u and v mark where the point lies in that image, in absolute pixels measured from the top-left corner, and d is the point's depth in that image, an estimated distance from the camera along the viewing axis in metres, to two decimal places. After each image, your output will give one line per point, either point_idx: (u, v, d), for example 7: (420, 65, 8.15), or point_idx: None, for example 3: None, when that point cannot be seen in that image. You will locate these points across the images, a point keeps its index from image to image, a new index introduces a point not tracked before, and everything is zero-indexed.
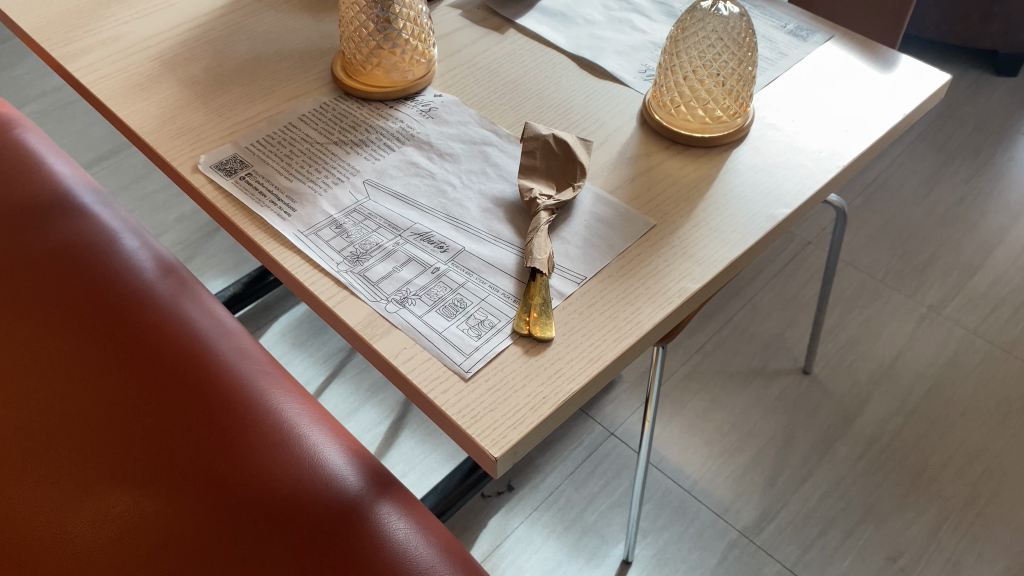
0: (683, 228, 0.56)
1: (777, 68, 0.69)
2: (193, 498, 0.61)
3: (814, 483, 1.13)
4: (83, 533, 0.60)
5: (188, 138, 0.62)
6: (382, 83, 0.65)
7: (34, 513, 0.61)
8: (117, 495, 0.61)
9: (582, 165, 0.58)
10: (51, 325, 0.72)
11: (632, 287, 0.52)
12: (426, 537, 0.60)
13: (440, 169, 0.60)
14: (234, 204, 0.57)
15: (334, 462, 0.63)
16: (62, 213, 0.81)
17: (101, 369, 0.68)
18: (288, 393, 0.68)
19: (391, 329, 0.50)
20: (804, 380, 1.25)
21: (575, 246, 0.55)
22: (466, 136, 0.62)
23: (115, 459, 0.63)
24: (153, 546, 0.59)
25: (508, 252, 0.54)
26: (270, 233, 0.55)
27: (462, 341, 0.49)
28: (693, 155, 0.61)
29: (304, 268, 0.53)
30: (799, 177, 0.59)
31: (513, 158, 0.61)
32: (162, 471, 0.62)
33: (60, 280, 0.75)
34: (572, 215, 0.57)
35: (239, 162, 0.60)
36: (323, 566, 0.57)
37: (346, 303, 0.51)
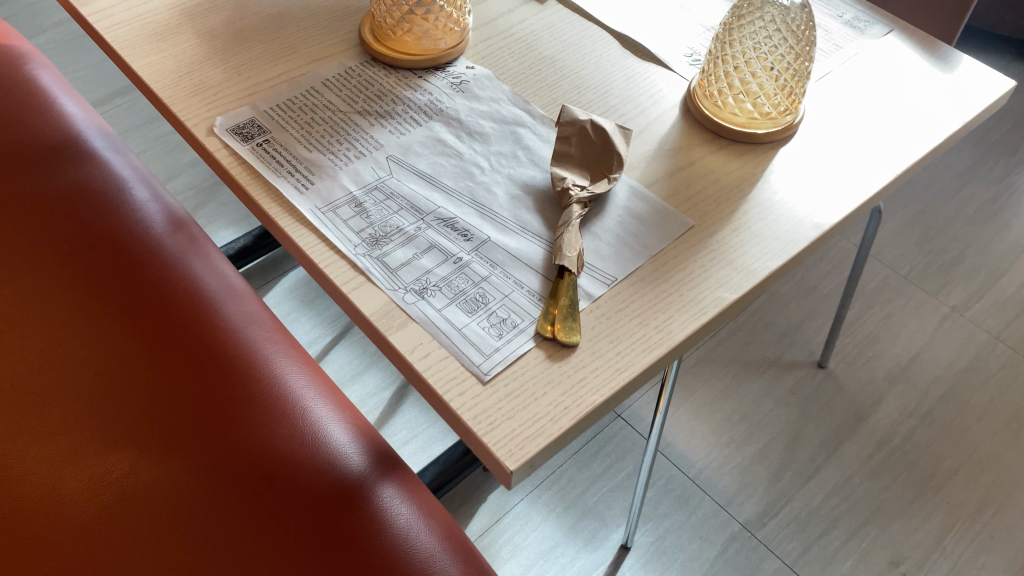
0: (721, 231, 0.53)
1: (832, 61, 0.65)
2: (191, 470, 0.59)
3: (820, 480, 1.11)
4: (78, 499, 0.58)
5: (205, 96, 0.58)
6: (411, 50, 0.62)
7: (31, 470, 0.60)
8: (114, 462, 0.59)
9: (618, 157, 0.54)
10: (56, 273, 0.69)
11: (665, 293, 0.49)
12: (429, 524, 0.58)
13: (469, 149, 0.56)
14: (250, 174, 0.54)
15: (339, 438, 0.61)
16: (68, 158, 0.78)
17: (107, 325, 0.66)
18: (295, 363, 0.66)
19: (408, 322, 0.47)
20: (818, 374, 1.23)
21: (607, 244, 0.52)
22: (497, 114, 0.58)
23: (113, 425, 0.61)
24: (151, 515, 0.57)
25: (536, 244, 0.51)
26: (286, 208, 0.52)
27: (482, 340, 0.47)
28: (738, 151, 0.58)
29: (320, 248, 0.50)
30: (848, 184, 0.56)
31: (547, 143, 0.57)
32: (164, 438, 0.60)
33: (67, 227, 0.72)
34: (606, 209, 0.54)
35: (258, 127, 0.57)
36: (322, 548, 0.55)
37: (362, 290, 0.49)
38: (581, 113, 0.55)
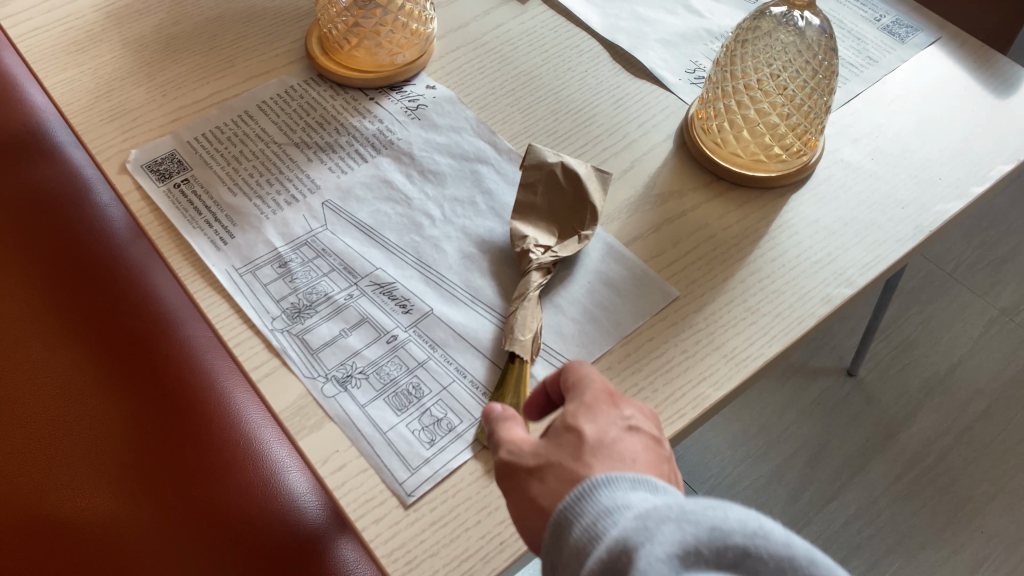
0: (711, 305, 0.44)
1: (862, 80, 0.55)
2: (141, 517, 0.60)
3: (842, 503, 1.03)
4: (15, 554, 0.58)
5: (121, 122, 0.51)
6: (364, 66, 0.53)
7: None
8: (56, 515, 0.59)
9: (593, 208, 0.46)
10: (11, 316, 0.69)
11: (636, 387, 0.41)
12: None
13: (419, 192, 0.48)
14: (162, 223, 0.46)
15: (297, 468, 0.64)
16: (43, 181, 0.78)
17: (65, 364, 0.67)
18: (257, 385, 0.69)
19: (325, 422, 0.40)
20: (847, 383, 1.14)
21: (571, 319, 0.43)
22: (456, 147, 0.50)
23: (57, 472, 0.61)
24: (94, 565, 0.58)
25: (486, 320, 0.43)
26: (198, 268, 0.45)
27: (410, 447, 0.39)
28: (740, 199, 0.48)
29: (232, 321, 0.43)
30: (870, 244, 0.46)
31: (511, 186, 0.49)
32: (122, 468, 0.62)
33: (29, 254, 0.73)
34: (574, 273, 0.45)
35: (177, 162, 0.49)
36: None
37: (276, 377, 0.41)
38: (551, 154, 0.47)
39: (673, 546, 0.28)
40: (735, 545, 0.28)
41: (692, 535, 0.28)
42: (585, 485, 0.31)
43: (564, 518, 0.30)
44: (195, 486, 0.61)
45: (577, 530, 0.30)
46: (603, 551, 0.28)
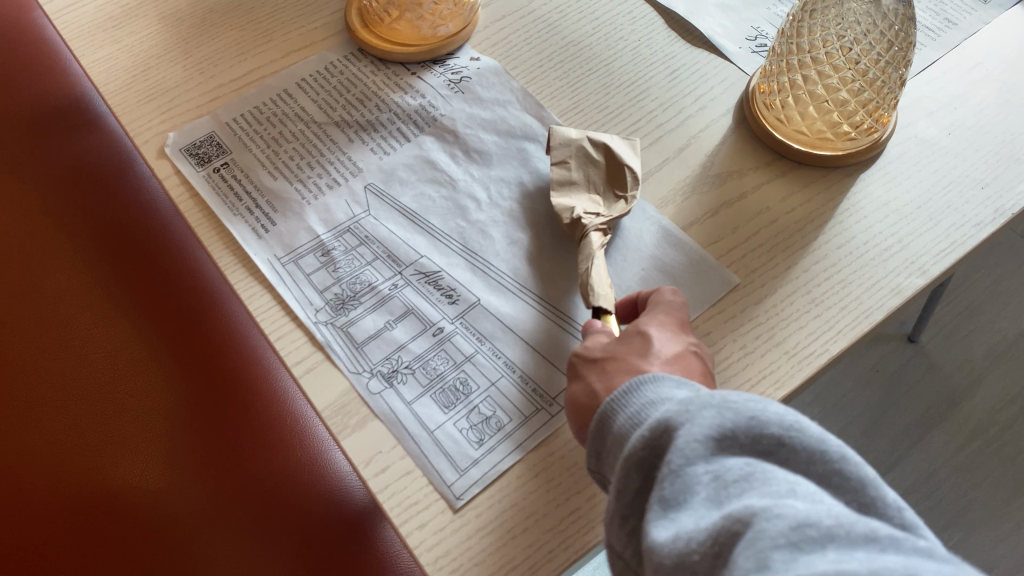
0: (773, 295, 0.41)
1: (939, 45, 0.51)
2: (189, 488, 0.61)
3: (901, 473, 1.01)
4: (69, 519, 0.59)
5: (160, 103, 0.49)
6: (406, 39, 0.51)
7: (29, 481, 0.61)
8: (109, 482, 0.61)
9: (628, 172, 0.44)
10: (63, 289, 0.71)
11: None
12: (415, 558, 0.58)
13: (464, 174, 0.46)
14: (202, 209, 0.45)
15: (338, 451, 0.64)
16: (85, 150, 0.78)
17: (115, 338, 0.68)
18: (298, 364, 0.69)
19: (368, 421, 0.39)
20: (907, 349, 1.10)
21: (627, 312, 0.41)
22: (503, 124, 0.48)
23: (111, 443, 0.63)
24: (144, 534, 0.59)
25: (534, 311, 0.42)
26: (239, 257, 0.43)
27: (458, 447, 0.38)
28: (805, 179, 0.45)
29: (274, 314, 0.42)
30: (946, 226, 0.43)
31: None
32: (170, 441, 0.63)
33: (78, 227, 0.73)
34: (627, 259, 0.43)
35: (216, 145, 0.48)
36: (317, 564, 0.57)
37: (318, 373, 0.40)
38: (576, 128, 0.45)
39: (709, 428, 0.28)
40: (771, 435, 0.28)
41: (729, 419, 0.28)
42: (640, 381, 0.33)
43: (611, 409, 0.33)
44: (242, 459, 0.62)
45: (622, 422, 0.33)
46: (648, 429, 0.30)
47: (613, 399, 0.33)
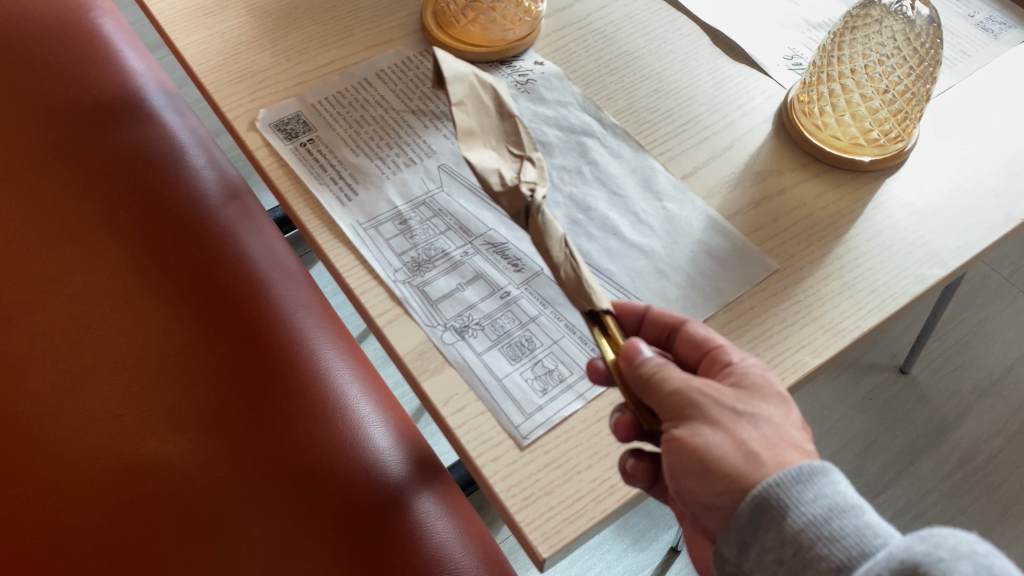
0: (810, 278, 0.46)
1: (956, 73, 0.56)
2: (220, 461, 0.61)
3: (891, 495, 1.05)
4: (104, 486, 0.60)
5: (250, 84, 0.54)
6: (476, 40, 0.56)
7: (67, 443, 0.62)
8: (147, 449, 0.61)
9: (521, 127, 0.42)
10: (101, 263, 0.72)
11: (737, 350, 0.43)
12: (462, 535, 0.59)
13: None
14: (292, 178, 0.49)
15: (375, 442, 0.62)
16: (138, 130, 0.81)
17: (152, 314, 0.69)
18: (334, 353, 0.67)
19: (445, 366, 0.43)
20: (899, 380, 1.15)
21: (675, 286, 0.46)
22: (564, 120, 0.53)
23: (141, 416, 0.63)
24: (177, 503, 0.59)
25: (590, 284, 0.46)
26: (325, 221, 0.48)
27: (524, 394, 0.42)
28: (836, 179, 0.51)
29: (357, 271, 0.46)
30: (961, 227, 0.48)
31: (618, 157, 0.51)
32: (201, 419, 0.63)
33: (122, 208, 0.75)
34: (675, 242, 0.47)
35: (303, 124, 0.52)
36: (357, 544, 0.57)
37: (399, 324, 0.44)
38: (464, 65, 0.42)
39: None
40: None
41: None
42: (816, 486, 0.36)
43: (785, 506, 0.36)
44: (269, 442, 0.61)
45: (797, 518, 0.36)
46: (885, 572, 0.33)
47: (782, 483, 0.36)
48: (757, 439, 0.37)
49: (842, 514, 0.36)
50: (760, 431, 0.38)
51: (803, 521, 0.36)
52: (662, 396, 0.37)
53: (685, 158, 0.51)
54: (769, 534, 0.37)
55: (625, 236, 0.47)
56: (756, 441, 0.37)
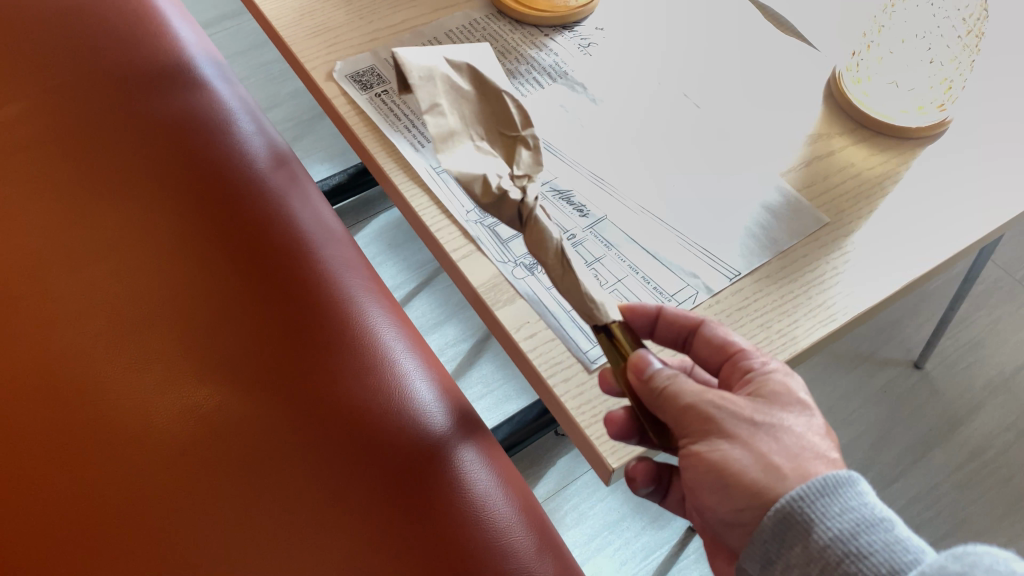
0: (858, 232, 0.52)
1: None
2: (274, 412, 0.68)
3: (903, 485, 1.07)
4: (169, 436, 0.67)
5: (327, 39, 0.57)
6: (541, 6, 0.62)
7: (129, 392, 0.68)
8: (204, 402, 0.68)
9: (497, 106, 0.50)
10: (162, 229, 0.78)
11: (791, 292, 0.49)
12: (499, 485, 0.66)
13: (592, 112, 0.57)
14: (369, 125, 0.52)
15: (421, 397, 0.70)
16: (199, 111, 0.88)
17: (209, 279, 0.75)
18: (382, 313, 0.75)
19: (515, 298, 0.46)
20: (913, 374, 1.18)
21: (728, 229, 0.52)
22: (619, 79, 0.59)
23: (201, 368, 0.70)
24: (237, 447, 0.66)
25: (646, 222, 0.52)
26: (401, 164, 0.51)
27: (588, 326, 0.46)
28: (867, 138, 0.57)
29: (432, 210, 0.49)
30: (988, 198, 0.54)
31: (671, 112, 0.58)
32: (256, 373, 0.70)
33: (175, 183, 0.81)
34: (724, 190, 0.54)
35: (377, 76, 0.55)
36: (405, 493, 0.64)
37: (472, 260, 0.48)
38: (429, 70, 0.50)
39: None
40: None
41: None
42: (839, 504, 0.41)
43: (809, 523, 0.41)
44: (324, 394, 0.69)
45: (821, 534, 0.40)
46: None
47: (808, 504, 0.41)
48: (777, 451, 0.42)
49: (863, 529, 0.40)
50: (781, 443, 0.42)
51: (827, 536, 0.40)
52: (677, 408, 0.42)
53: (732, 118, 0.58)
54: (793, 549, 0.41)
55: (679, 191, 0.53)
56: (776, 454, 0.42)
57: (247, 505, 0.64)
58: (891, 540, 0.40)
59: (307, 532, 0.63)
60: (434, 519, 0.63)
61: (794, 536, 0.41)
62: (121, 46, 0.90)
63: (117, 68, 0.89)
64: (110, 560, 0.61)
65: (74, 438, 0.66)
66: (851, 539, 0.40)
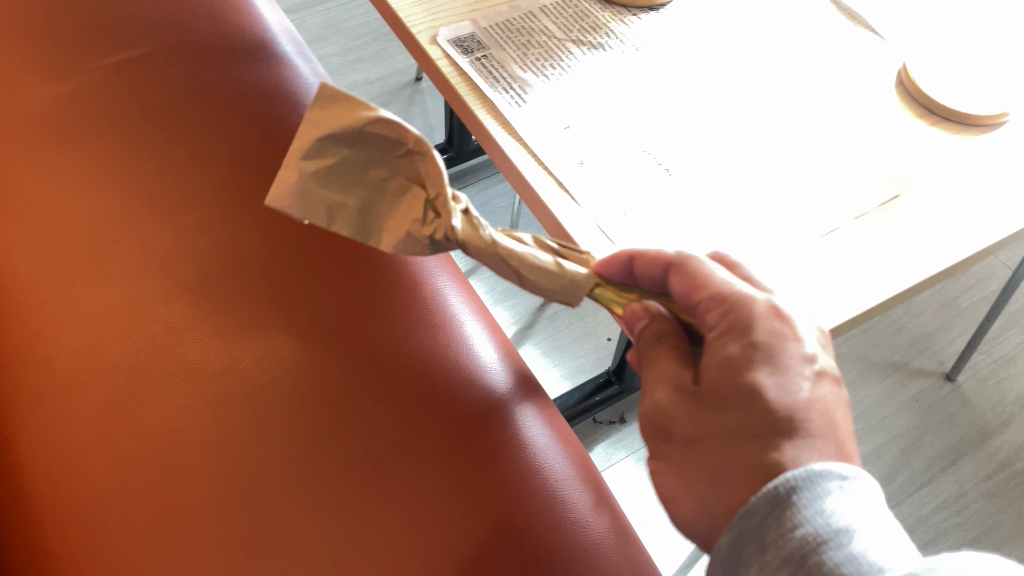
0: (924, 210, 0.58)
1: None
2: (343, 362, 0.70)
3: (933, 490, 1.11)
4: (242, 380, 0.68)
5: (433, 11, 0.69)
6: None
7: (207, 336, 0.70)
8: (278, 348, 0.70)
9: (369, 134, 0.51)
10: (238, 189, 0.81)
11: (871, 248, 0.55)
12: (557, 445, 0.68)
13: (671, 78, 0.66)
14: (470, 83, 0.64)
15: (484, 359, 0.72)
16: (279, 84, 0.92)
17: (285, 234, 0.78)
18: (448, 279, 0.78)
19: (593, 232, 0.56)
20: (945, 385, 1.21)
21: (801, 189, 0.59)
22: (699, 52, 0.69)
23: (276, 316, 0.72)
24: (307, 391, 0.68)
25: (722, 178, 0.60)
26: (499, 117, 0.62)
27: None
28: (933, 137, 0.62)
29: (526, 158, 0.59)
30: None
31: (746, 84, 0.66)
32: (327, 326, 0.72)
33: (255, 147, 0.85)
34: (795, 156, 0.61)
35: (477, 43, 0.67)
36: (467, 443, 0.66)
37: (561, 202, 0.57)
38: (301, 187, 0.50)
39: None
40: None
41: None
42: (789, 522, 0.44)
43: (763, 540, 0.44)
44: (392, 347, 0.71)
45: (774, 550, 0.44)
46: None
47: (762, 521, 0.44)
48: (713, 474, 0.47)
49: (811, 547, 0.43)
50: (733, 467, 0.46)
51: (779, 554, 0.44)
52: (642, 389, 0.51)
53: (800, 100, 0.65)
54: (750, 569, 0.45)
55: (758, 155, 0.61)
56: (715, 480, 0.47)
57: (320, 443, 0.65)
58: (845, 558, 0.42)
59: (380, 479, 0.63)
60: (495, 470, 0.65)
61: (750, 554, 0.45)
62: (212, 19, 0.96)
63: (207, 39, 0.94)
64: (189, 492, 0.62)
65: (154, 376, 0.68)
66: (804, 559, 0.43)
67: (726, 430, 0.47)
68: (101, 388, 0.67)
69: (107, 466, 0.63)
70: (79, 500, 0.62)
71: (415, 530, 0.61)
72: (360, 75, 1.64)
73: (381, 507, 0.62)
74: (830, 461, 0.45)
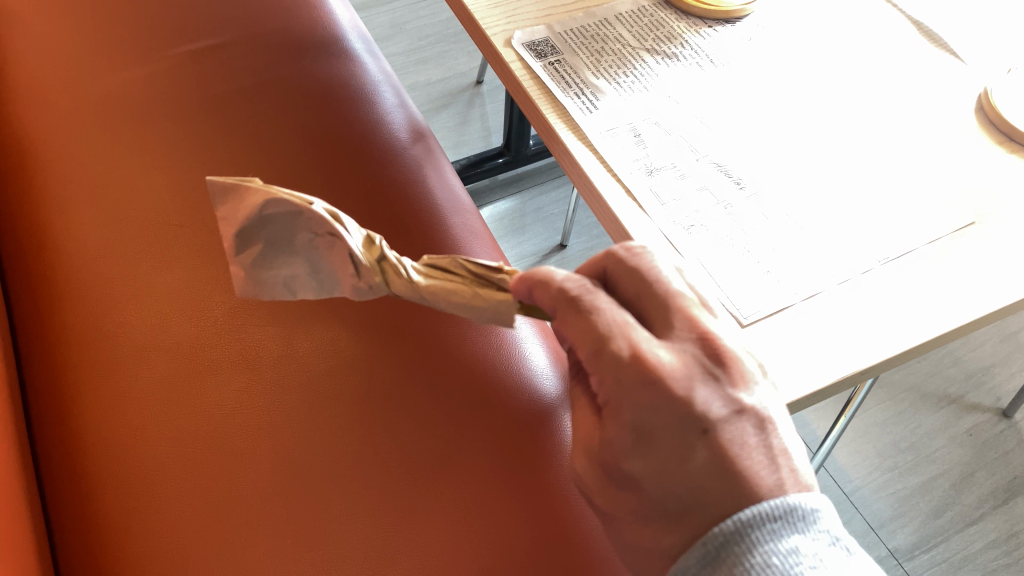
0: (1000, 236, 0.56)
1: None
2: (392, 362, 0.70)
3: (983, 528, 1.10)
4: (294, 371, 0.69)
5: (510, 15, 0.70)
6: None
7: (264, 324, 0.72)
8: (332, 341, 0.71)
9: (269, 210, 0.53)
10: (303, 181, 0.82)
11: (947, 272, 0.54)
12: None
13: (748, 89, 0.66)
14: (542, 87, 0.64)
15: (532, 362, 0.71)
16: (347, 79, 0.94)
17: None
18: None
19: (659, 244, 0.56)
20: (1000, 422, 1.20)
21: (874, 208, 0.58)
22: (777, 64, 0.69)
23: (333, 309, 0.73)
24: (356, 388, 0.68)
25: (794, 195, 0.59)
26: (570, 123, 0.62)
27: (733, 278, 0.54)
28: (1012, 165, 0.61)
29: (596, 165, 0.60)
30: None
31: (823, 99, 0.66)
32: (380, 324, 0.73)
33: (321, 141, 0.87)
34: (870, 176, 0.61)
35: (551, 47, 0.68)
36: (509, 449, 0.65)
37: (629, 211, 0.57)
38: (254, 273, 0.55)
39: None
40: None
41: None
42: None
43: None
44: (441, 349, 0.71)
45: None
46: None
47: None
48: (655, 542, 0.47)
49: None
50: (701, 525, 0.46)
51: None
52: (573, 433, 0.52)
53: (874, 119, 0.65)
54: None
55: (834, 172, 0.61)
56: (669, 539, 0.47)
57: (368, 438, 0.65)
58: None
59: (425, 479, 0.63)
60: (537, 477, 0.64)
61: None
62: (286, 14, 0.98)
63: (280, 32, 0.96)
64: (240, 476, 0.63)
65: (212, 360, 0.69)
66: None
67: (629, 512, 0.48)
68: (161, 367, 0.69)
69: (163, 444, 0.64)
70: (133, 476, 0.63)
71: (460, 528, 0.61)
72: (422, 75, 1.66)
73: (428, 505, 0.62)
74: (764, 502, 0.44)
